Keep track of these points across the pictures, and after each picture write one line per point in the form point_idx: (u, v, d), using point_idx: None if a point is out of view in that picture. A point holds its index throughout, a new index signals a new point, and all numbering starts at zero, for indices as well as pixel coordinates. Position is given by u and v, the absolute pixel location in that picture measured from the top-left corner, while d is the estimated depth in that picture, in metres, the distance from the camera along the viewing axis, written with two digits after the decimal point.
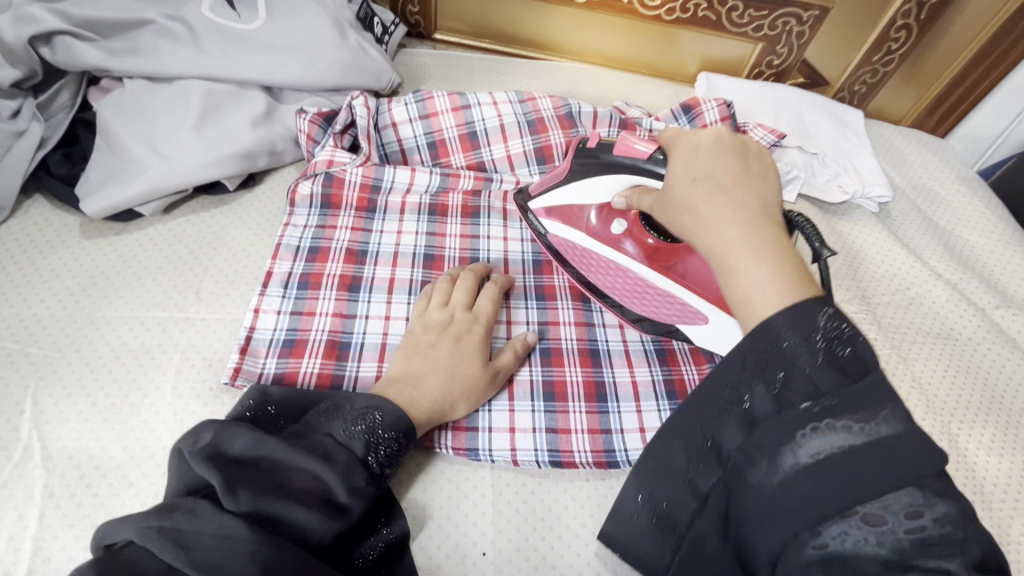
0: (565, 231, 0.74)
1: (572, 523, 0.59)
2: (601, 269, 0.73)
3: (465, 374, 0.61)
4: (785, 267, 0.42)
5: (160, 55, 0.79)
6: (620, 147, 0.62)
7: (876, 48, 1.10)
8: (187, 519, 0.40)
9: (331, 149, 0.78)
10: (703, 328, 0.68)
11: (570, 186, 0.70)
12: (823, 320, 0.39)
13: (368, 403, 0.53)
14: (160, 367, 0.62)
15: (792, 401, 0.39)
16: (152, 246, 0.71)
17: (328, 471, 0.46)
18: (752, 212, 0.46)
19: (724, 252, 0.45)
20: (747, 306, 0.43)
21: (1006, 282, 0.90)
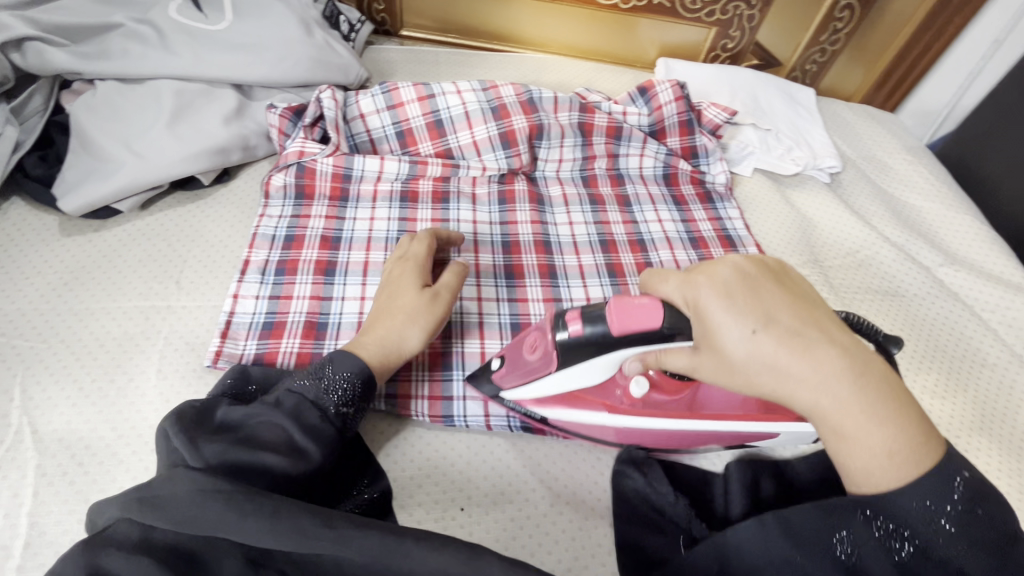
0: (575, 415, 0.61)
1: (544, 478, 0.63)
2: (634, 432, 0.61)
3: (403, 303, 0.63)
4: (905, 419, 0.42)
5: (129, 57, 0.81)
6: (617, 326, 0.51)
7: (823, 28, 1.15)
8: (161, 484, 0.42)
9: (302, 140, 0.81)
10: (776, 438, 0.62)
11: (565, 374, 0.56)
12: (959, 487, 0.41)
13: (318, 361, 0.57)
14: (143, 352, 0.64)
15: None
16: (131, 240, 0.74)
17: (282, 417, 0.51)
18: (854, 361, 0.43)
19: (837, 419, 0.43)
20: (866, 475, 0.42)
21: (948, 240, 0.96)
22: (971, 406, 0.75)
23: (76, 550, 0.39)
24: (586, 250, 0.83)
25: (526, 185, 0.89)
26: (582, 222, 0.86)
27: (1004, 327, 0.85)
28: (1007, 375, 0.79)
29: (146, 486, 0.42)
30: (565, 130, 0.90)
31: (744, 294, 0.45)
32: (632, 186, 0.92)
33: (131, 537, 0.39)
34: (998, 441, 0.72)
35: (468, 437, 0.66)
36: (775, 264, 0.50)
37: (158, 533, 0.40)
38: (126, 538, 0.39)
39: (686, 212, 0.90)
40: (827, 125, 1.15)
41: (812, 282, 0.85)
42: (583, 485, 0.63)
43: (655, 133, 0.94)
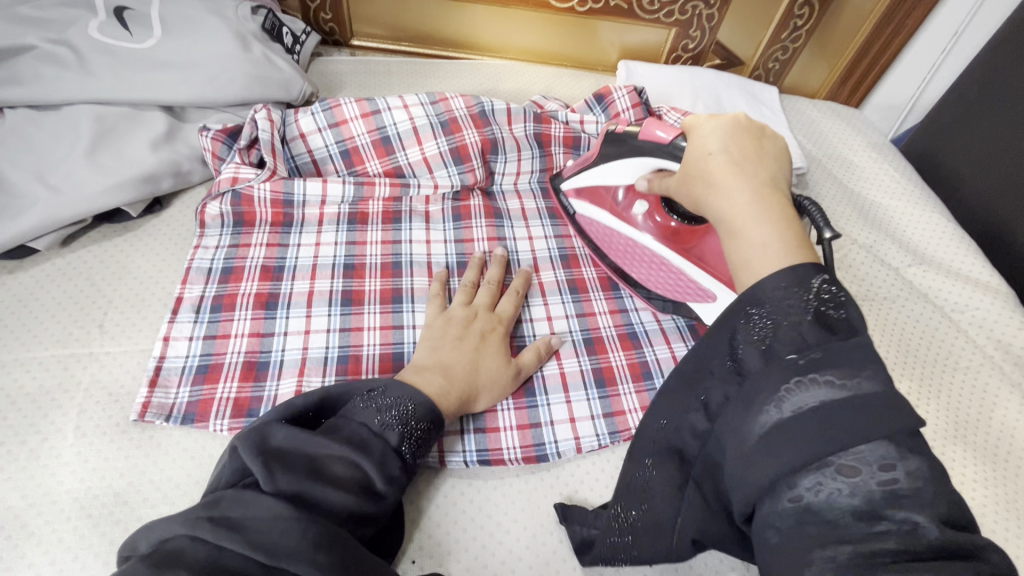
0: (593, 211, 0.79)
1: (502, 519, 0.59)
2: (622, 243, 0.77)
3: (490, 367, 0.63)
4: (786, 234, 0.45)
5: (43, 81, 0.75)
6: (643, 134, 0.65)
7: (784, 26, 1.13)
8: (234, 506, 0.42)
9: (236, 165, 0.75)
10: (711, 307, 0.71)
11: (598, 169, 0.75)
12: (816, 283, 0.40)
13: (402, 395, 0.54)
14: (61, 408, 0.59)
15: (777, 353, 0.38)
16: (49, 282, 0.68)
17: (369, 462, 0.48)
18: (761, 187, 0.49)
19: (730, 219, 0.48)
20: (742, 267, 0.45)
21: (918, 239, 0.94)
22: (944, 412, 0.73)
23: (141, 565, 0.38)
24: (547, 266, 0.79)
25: (482, 201, 0.85)
26: (542, 236, 0.82)
27: (974, 328, 0.83)
28: (979, 378, 0.77)
29: (217, 506, 0.42)
30: (520, 142, 0.86)
31: (724, 137, 0.53)
32: None
33: (200, 558, 0.39)
34: (973, 449, 0.70)
35: (420, 478, 0.61)
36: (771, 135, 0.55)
37: (228, 555, 0.40)
38: (194, 560, 0.39)
39: None
40: (792, 124, 1.13)
41: None
42: (543, 526, 0.59)
43: None
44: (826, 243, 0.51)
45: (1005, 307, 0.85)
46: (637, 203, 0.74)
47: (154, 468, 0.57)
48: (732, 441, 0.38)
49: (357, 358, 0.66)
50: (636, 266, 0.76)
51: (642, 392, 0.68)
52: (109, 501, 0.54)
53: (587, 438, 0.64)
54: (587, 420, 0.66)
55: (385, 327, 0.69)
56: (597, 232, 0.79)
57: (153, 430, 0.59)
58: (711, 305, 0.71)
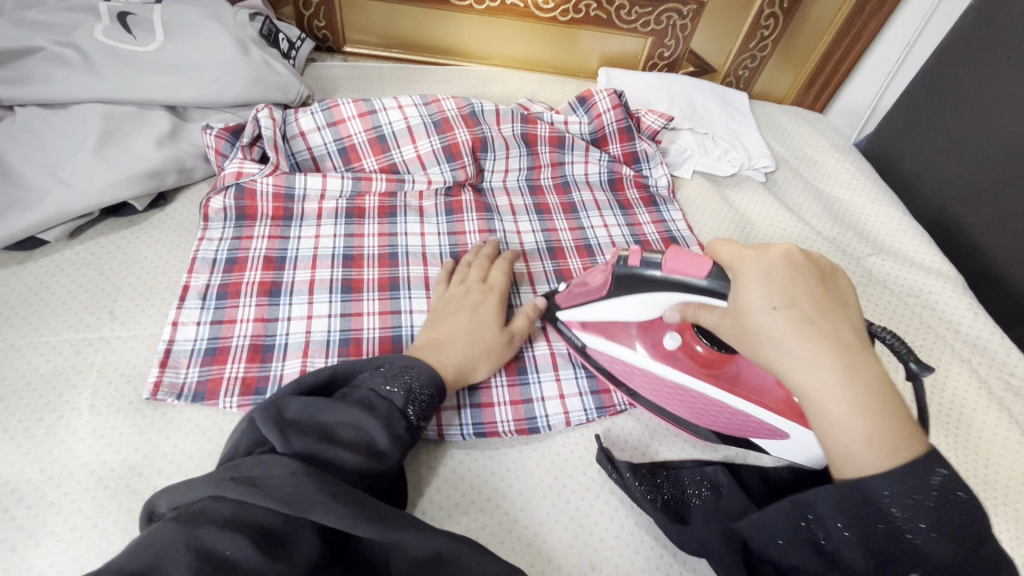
0: (610, 349, 0.69)
1: (499, 485, 0.63)
2: (652, 381, 0.67)
3: (485, 339, 0.66)
4: (889, 422, 0.46)
5: (52, 81, 0.78)
6: (670, 263, 0.57)
7: (751, 36, 1.21)
8: (253, 467, 0.45)
9: (239, 160, 0.79)
10: (784, 444, 0.62)
11: (611, 304, 0.65)
12: (937, 482, 0.44)
13: (405, 363, 0.59)
14: (75, 388, 0.61)
15: (896, 561, 0.46)
16: (59, 271, 0.71)
17: (374, 421, 0.52)
18: (848, 347, 0.48)
19: (821, 402, 0.47)
20: (846, 459, 0.47)
21: (876, 230, 1.02)
22: None
23: (167, 522, 0.41)
24: (535, 257, 0.84)
25: (473, 196, 0.90)
26: (530, 230, 0.88)
27: (927, 310, 0.90)
28: (933, 354, 0.84)
29: (237, 470, 0.46)
30: (508, 141, 0.91)
31: (778, 278, 0.51)
32: (577, 192, 0.94)
33: (225, 511, 0.42)
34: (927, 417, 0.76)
35: (419, 448, 0.65)
36: (826, 270, 0.53)
37: (249, 510, 0.43)
38: (219, 515, 0.42)
39: (631, 216, 0.92)
40: (760, 126, 1.21)
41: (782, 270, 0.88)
42: (536, 491, 0.63)
43: (596, 141, 0.97)
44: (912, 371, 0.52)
45: (954, 290, 0.92)
46: (665, 336, 0.67)
47: (167, 442, 0.60)
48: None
49: (358, 340, 0.70)
50: (676, 405, 0.67)
51: None
52: (125, 473, 0.57)
53: (575, 412, 0.69)
54: (575, 395, 0.71)
55: (384, 313, 0.73)
56: (617, 368, 0.69)
57: (165, 408, 0.62)
58: (784, 442, 0.62)
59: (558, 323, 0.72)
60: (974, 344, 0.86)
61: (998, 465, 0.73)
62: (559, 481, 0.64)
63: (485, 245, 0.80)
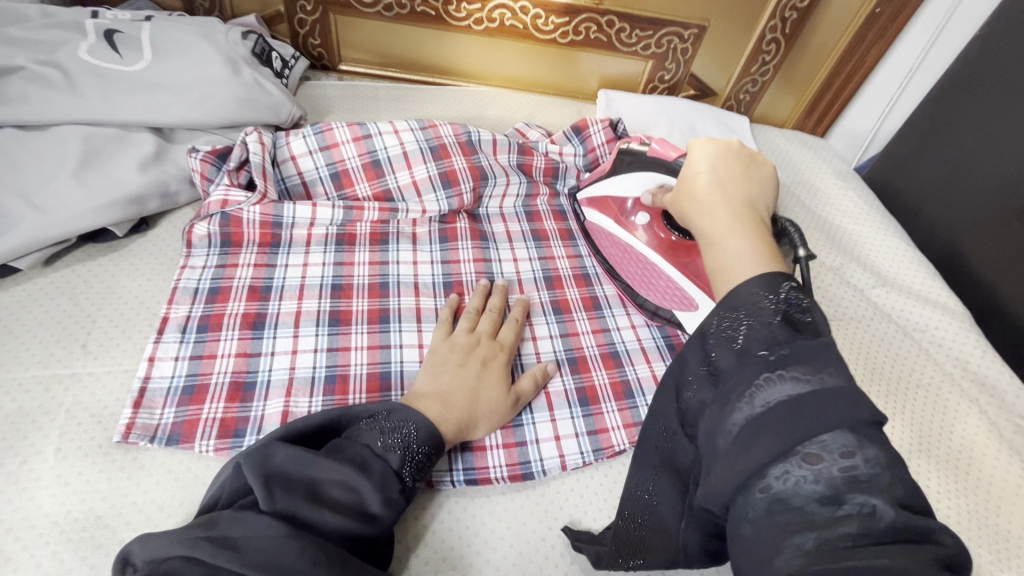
0: (602, 220, 0.84)
1: (489, 536, 0.60)
2: (620, 249, 0.82)
3: (489, 396, 0.63)
4: (759, 245, 0.49)
5: (31, 101, 0.75)
6: (652, 151, 0.74)
7: (752, 61, 1.20)
8: (233, 526, 0.44)
9: (226, 187, 0.76)
10: (692, 315, 0.75)
11: (612, 179, 0.80)
12: (786, 289, 0.43)
13: (403, 416, 0.55)
14: (40, 430, 0.58)
15: (751, 353, 0.40)
16: (30, 302, 0.67)
17: (367, 484, 0.49)
18: (740, 203, 0.54)
19: (709, 231, 0.52)
20: (723, 273, 0.48)
21: (880, 261, 1.00)
22: (911, 430, 0.76)
23: None
24: (531, 287, 0.82)
25: (468, 224, 0.87)
26: (526, 258, 0.85)
27: (934, 346, 0.88)
28: (941, 395, 0.81)
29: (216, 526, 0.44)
30: (507, 170, 0.89)
31: (711, 155, 0.59)
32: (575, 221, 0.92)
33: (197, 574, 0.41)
34: (935, 463, 0.74)
35: None
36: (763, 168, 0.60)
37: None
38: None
39: None
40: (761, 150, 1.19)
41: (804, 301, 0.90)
42: (528, 543, 0.60)
43: None
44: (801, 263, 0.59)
45: (962, 327, 0.90)
46: (642, 214, 0.80)
47: (137, 489, 0.56)
48: (708, 439, 0.41)
49: (345, 377, 0.67)
50: (630, 270, 0.81)
51: (625, 410, 0.70)
52: (89, 525, 0.53)
53: (571, 456, 0.66)
54: (571, 436, 0.67)
55: (372, 347, 0.70)
56: (602, 236, 0.85)
57: (137, 452, 0.58)
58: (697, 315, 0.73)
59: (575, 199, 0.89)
60: (982, 383, 0.84)
61: (1010, 514, 0.70)
62: (551, 531, 0.61)
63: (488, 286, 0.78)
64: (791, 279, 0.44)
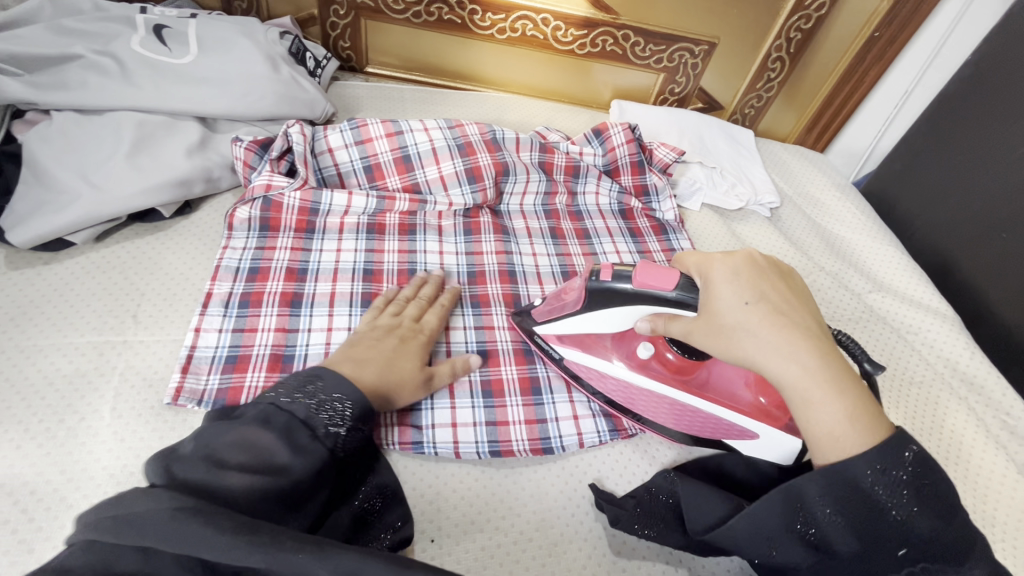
0: (587, 360, 0.71)
1: (513, 504, 0.64)
2: (629, 390, 0.70)
3: (401, 371, 0.64)
4: (854, 401, 0.50)
5: (88, 89, 0.81)
6: (639, 277, 0.61)
7: (758, 77, 1.26)
8: (139, 502, 0.40)
9: (269, 174, 0.81)
10: (753, 444, 0.67)
11: (587, 317, 0.68)
12: (907, 461, 0.48)
13: (308, 373, 0.56)
14: (97, 390, 0.62)
15: (882, 543, 0.48)
16: (82, 274, 0.71)
17: (268, 435, 0.48)
18: (812, 337, 0.53)
19: (801, 386, 0.51)
20: (832, 440, 0.49)
21: (876, 268, 1.05)
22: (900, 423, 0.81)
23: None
24: (549, 280, 0.86)
25: (490, 219, 0.92)
26: (545, 253, 0.89)
27: (926, 348, 0.93)
28: (931, 392, 0.86)
29: (119, 503, 0.40)
30: (528, 167, 0.94)
31: (744, 278, 0.56)
32: (590, 220, 0.96)
33: (97, 555, 0.37)
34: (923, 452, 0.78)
35: (437, 466, 0.66)
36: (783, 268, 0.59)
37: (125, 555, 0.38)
38: (84, 565, 0.37)
39: (641, 243, 0.94)
40: (765, 162, 1.25)
41: None
42: (551, 510, 0.64)
43: (609, 171, 1.01)
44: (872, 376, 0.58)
45: (952, 330, 0.95)
46: (638, 346, 0.71)
47: None
48: None
49: None
50: (651, 411, 0.70)
51: None
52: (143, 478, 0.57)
53: (589, 434, 0.70)
54: (588, 416, 0.72)
55: None
56: (596, 380, 0.72)
57: (186, 414, 0.62)
58: (752, 442, 0.67)
59: (534, 335, 0.74)
60: (971, 382, 0.89)
61: (997, 502, 0.75)
62: (576, 491, 0.66)
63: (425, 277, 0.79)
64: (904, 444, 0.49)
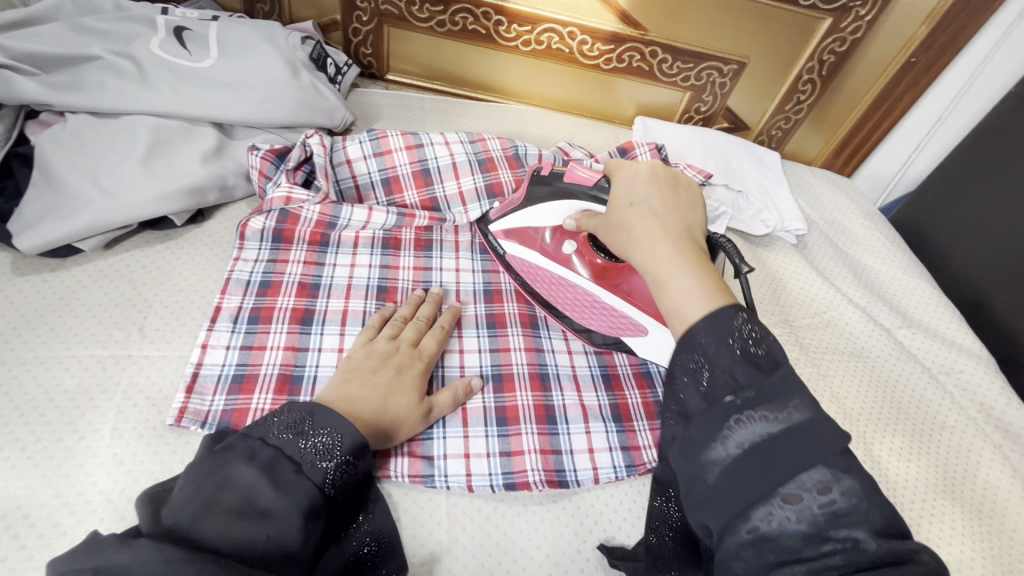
0: (524, 253, 0.78)
1: (526, 545, 0.61)
2: (552, 281, 0.77)
3: (400, 405, 0.61)
4: (706, 277, 0.47)
5: (104, 91, 0.79)
6: (568, 176, 0.68)
7: (788, 99, 1.23)
8: (121, 552, 0.39)
9: (288, 186, 0.79)
10: (644, 341, 0.72)
11: (526, 210, 0.75)
12: (738, 322, 0.43)
13: (303, 409, 0.53)
14: (98, 408, 0.59)
15: (717, 397, 0.41)
16: (90, 283, 0.69)
17: (253, 472, 0.47)
18: (678, 231, 0.51)
19: (651, 266, 0.50)
20: (675, 311, 0.46)
21: (906, 303, 1.01)
22: (932, 471, 0.77)
23: None
24: None
25: None
26: None
27: (958, 390, 0.89)
28: (965, 439, 0.82)
29: (102, 553, 0.39)
30: None
31: (640, 182, 0.56)
32: None
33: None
34: (959, 505, 0.75)
35: (447, 501, 0.63)
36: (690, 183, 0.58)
37: None
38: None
39: None
40: (791, 187, 1.22)
41: (823, 336, 0.92)
42: (564, 556, 0.61)
43: None
44: (744, 276, 0.56)
45: (987, 372, 0.91)
46: (566, 242, 0.75)
47: None
48: (688, 481, 0.42)
49: None
50: (565, 304, 0.77)
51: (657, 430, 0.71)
52: None
53: (605, 469, 0.67)
54: (581, 352, 0.77)
55: None
56: (525, 269, 0.79)
57: (189, 437, 0.60)
58: (644, 339, 0.72)
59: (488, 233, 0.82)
60: (1005, 429, 0.85)
61: None
62: (591, 536, 0.63)
63: (420, 294, 0.76)
64: (743, 310, 0.44)
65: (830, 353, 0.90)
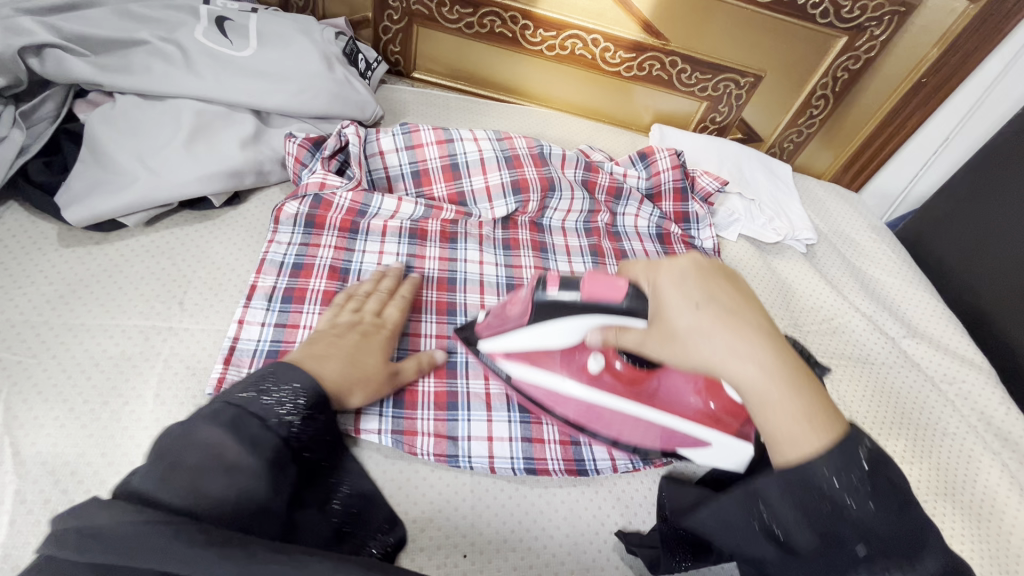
0: (535, 375, 0.69)
1: (546, 524, 0.63)
2: (576, 404, 0.68)
3: (364, 365, 0.62)
4: (814, 403, 0.43)
5: (151, 75, 0.82)
6: (587, 287, 0.58)
7: (800, 113, 1.27)
8: (101, 512, 0.36)
9: (323, 172, 0.83)
10: (704, 453, 0.63)
11: (529, 330, 0.66)
12: (863, 453, 0.42)
13: (258, 373, 0.54)
14: (141, 374, 0.62)
15: (843, 542, 0.41)
16: (131, 256, 0.72)
17: (217, 430, 0.45)
18: (769, 332, 0.45)
19: (761, 388, 0.43)
20: (787, 441, 0.43)
21: (910, 314, 1.05)
22: (933, 472, 0.80)
23: None
24: None
25: (529, 232, 0.91)
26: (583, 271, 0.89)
27: (959, 399, 0.92)
28: (965, 446, 0.85)
29: (83, 514, 0.36)
30: (573, 185, 0.94)
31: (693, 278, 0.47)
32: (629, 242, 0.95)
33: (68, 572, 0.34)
34: (959, 508, 0.77)
35: (470, 480, 0.65)
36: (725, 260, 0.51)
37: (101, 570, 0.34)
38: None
39: None
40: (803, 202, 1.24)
41: (829, 342, 0.95)
42: (582, 536, 0.63)
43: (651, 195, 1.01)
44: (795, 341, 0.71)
45: (988, 384, 0.94)
46: (589, 359, 0.67)
47: None
48: None
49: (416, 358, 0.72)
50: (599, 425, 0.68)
51: None
52: None
53: (622, 460, 0.69)
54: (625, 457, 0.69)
55: (441, 336, 0.76)
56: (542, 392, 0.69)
57: None
58: (704, 451, 0.63)
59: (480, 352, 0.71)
60: (1005, 438, 0.88)
61: None
62: (609, 521, 0.65)
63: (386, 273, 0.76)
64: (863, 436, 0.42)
65: (838, 360, 0.92)
